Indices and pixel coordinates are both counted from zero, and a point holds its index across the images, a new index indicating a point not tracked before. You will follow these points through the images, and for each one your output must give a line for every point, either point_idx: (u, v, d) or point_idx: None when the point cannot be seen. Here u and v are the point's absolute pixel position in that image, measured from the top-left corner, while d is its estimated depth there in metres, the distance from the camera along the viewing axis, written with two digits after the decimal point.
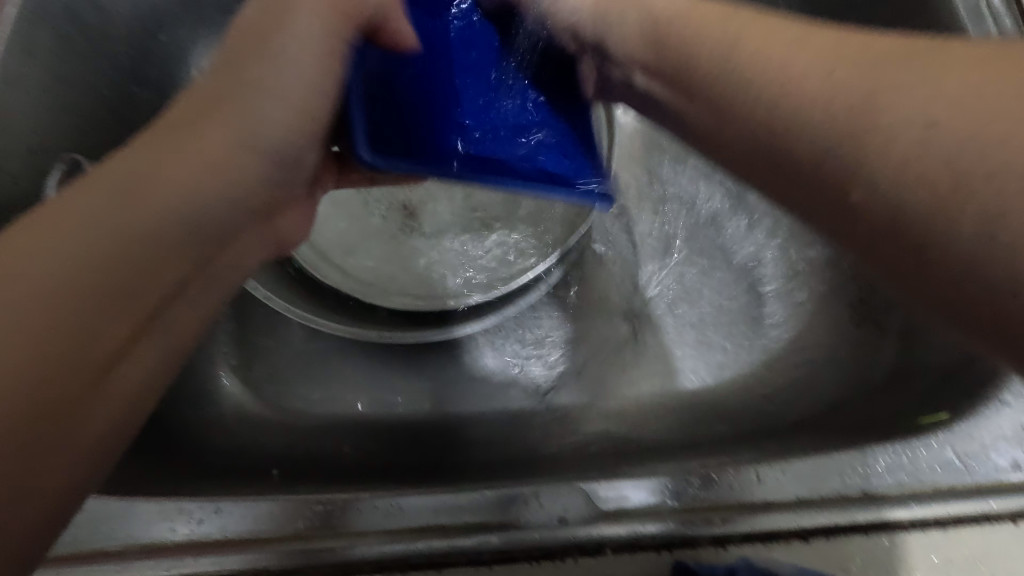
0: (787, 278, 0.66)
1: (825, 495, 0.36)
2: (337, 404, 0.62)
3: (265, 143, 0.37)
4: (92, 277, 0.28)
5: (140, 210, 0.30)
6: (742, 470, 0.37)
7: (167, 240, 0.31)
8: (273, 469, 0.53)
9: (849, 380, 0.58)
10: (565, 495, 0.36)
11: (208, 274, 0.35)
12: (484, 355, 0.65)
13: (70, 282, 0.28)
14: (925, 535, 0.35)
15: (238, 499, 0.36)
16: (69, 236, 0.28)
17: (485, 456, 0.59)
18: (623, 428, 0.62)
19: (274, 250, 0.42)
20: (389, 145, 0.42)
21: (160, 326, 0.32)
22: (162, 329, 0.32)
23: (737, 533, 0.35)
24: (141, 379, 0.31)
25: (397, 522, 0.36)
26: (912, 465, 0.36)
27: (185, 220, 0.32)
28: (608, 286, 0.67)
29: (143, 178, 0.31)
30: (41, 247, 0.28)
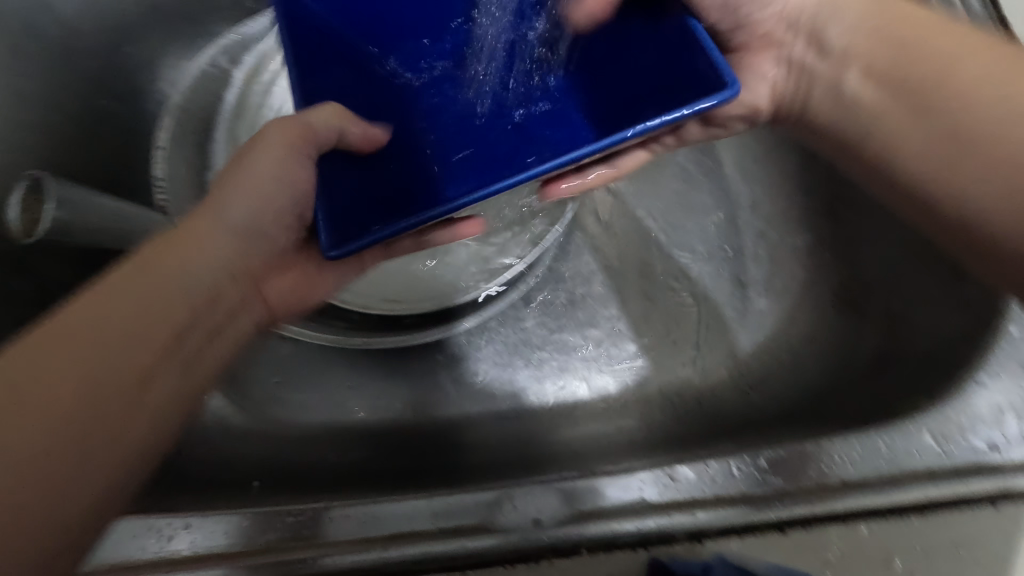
0: (769, 267, 0.65)
1: (803, 485, 0.35)
2: (321, 412, 0.62)
3: (236, 222, 0.40)
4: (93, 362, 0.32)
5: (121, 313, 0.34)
6: (719, 462, 0.36)
7: (146, 335, 0.34)
8: (255, 481, 0.53)
9: (832, 368, 0.58)
10: (539, 497, 0.35)
11: (203, 340, 0.37)
12: (468, 357, 0.64)
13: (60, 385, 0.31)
14: (903, 523, 0.34)
15: (210, 513, 0.36)
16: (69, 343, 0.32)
17: (470, 459, 0.58)
18: (610, 423, 0.62)
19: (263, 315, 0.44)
20: (352, 229, 0.41)
21: (152, 390, 0.34)
22: (150, 391, 0.34)
23: (714, 527, 0.34)
24: (144, 432, 0.34)
25: (370, 529, 0.35)
26: (890, 451, 0.36)
27: (164, 312, 0.35)
28: (590, 282, 0.67)
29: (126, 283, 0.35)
30: (39, 349, 0.32)
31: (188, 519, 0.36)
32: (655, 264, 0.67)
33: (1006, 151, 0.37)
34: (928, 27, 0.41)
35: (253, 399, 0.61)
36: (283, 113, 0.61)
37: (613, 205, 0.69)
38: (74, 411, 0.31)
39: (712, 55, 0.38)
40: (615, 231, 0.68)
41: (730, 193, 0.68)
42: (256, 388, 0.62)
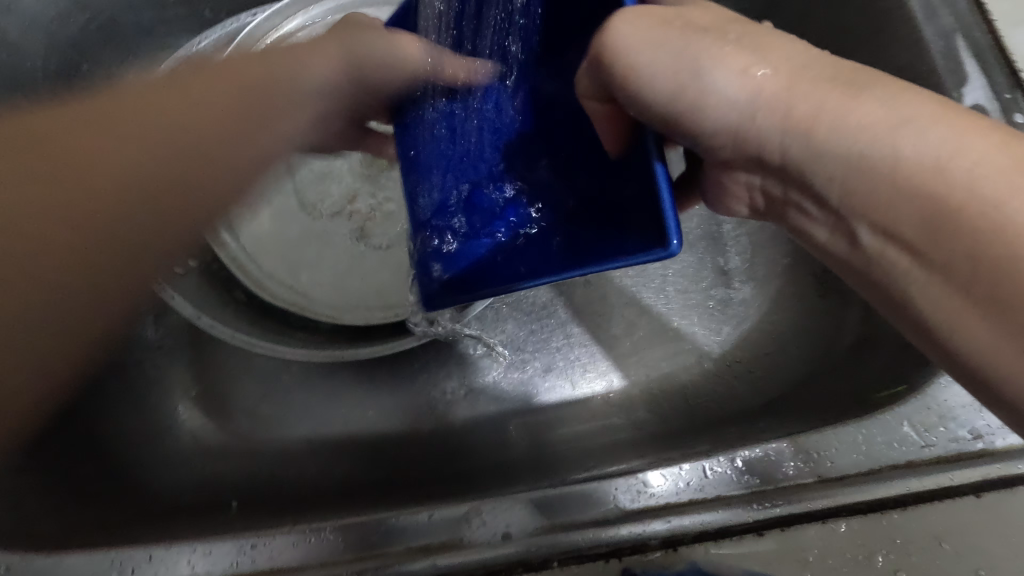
0: (750, 255, 0.64)
1: (780, 485, 0.35)
2: (300, 428, 0.60)
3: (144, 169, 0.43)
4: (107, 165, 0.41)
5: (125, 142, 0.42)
6: (691, 466, 0.35)
7: (181, 156, 0.43)
8: (233, 501, 0.52)
9: (816, 355, 0.56)
10: (508, 510, 0.35)
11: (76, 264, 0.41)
12: (449, 363, 0.63)
13: (112, 183, 0.41)
14: (884, 518, 0.33)
15: (172, 544, 0.35)
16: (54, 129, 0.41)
17: (454, 467, 0.57)
18: (594, 424, 0.61)
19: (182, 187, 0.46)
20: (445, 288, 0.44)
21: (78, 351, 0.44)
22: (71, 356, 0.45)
23: (688, 533, 0.33)
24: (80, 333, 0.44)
25: (336, 553, 0.35)
26: (868, 445, 0.35)
27: (169, 152, 0.43)
28: (569, 279, 0.65)
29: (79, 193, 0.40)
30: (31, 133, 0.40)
31: (151, 552, 0.35)
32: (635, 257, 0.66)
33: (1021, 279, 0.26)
34: (914, 113, 0.30)
35: (232, 417, 0.60)
36: None
37: None
38: (88, 215, 0.41)
39: (661, 198, 0.34)
40: None
41: None
42: (234, 407, 0.60)
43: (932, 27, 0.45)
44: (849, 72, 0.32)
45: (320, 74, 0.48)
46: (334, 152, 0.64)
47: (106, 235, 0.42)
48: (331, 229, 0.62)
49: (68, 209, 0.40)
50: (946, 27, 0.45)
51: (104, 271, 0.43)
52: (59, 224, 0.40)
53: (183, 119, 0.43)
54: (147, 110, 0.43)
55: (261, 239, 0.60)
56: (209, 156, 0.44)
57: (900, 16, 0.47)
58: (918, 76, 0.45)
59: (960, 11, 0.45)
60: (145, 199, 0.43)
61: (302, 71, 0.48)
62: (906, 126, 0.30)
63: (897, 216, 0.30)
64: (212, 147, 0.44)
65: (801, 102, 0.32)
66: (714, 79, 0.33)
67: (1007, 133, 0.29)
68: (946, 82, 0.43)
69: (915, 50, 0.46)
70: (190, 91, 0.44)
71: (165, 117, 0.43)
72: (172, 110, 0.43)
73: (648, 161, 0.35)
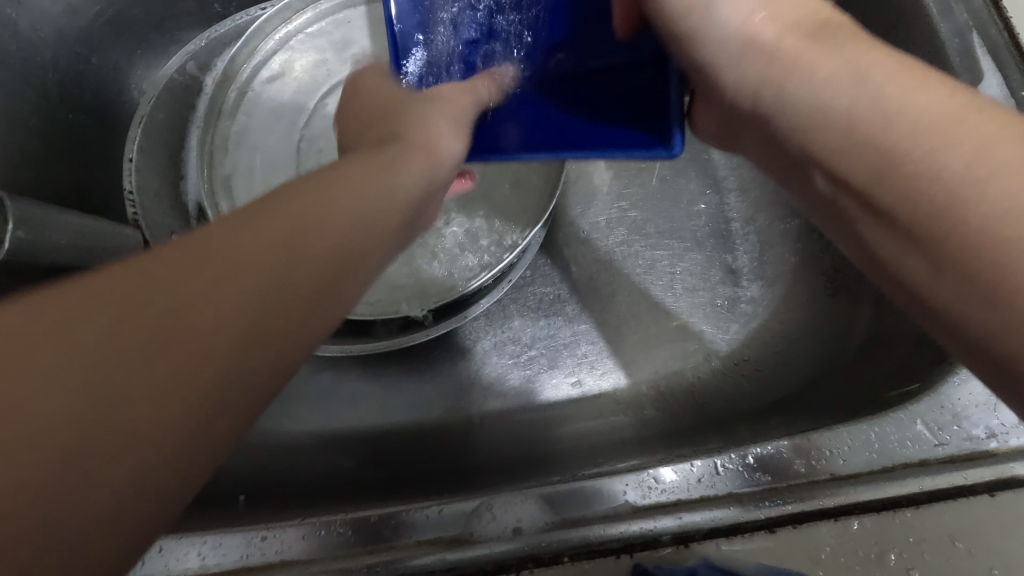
0: (760, 253, 0.64)
1: (792, 482, 0.34)
2: (307, 423, 0.60)
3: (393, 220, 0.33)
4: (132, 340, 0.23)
5: (189, 340, 0.23)
6: (704, 463, 0.35)
7: (303, 259, 0.26)
8: (239, 495, 0.52)
9: (826, 353, 0.56)
10: (518, 504, 0.35)
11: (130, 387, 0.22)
12: (456, 359, 0.63)
13: (101, 439, 0.22)
14: (897, 517, 0.33)
15: (180, 536, 0.35)
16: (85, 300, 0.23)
17: (461, 462, 0.57)
18: (601, 421, 0.60)
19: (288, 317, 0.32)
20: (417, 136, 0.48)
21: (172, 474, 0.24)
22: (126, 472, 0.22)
23: (700, 530, 0.33)
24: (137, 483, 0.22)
25: (348, 546, 0.35)
26: (881, 442, 0.35)
27: (247, 280, 0.25)
28: (577, 277, 0.65)
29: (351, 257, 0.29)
30: (183, 258, 0.24)
31: (159, 544, 0.35)
32: (643, 255, 0.66)
33: (950, 211, 0.26)
34: (920, 80, 0.30)
35: None
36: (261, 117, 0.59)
37: (600, 197, 0.67)
38: (122, 433, 0.22)
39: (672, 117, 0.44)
40: (601, 225, 0.67)
41: (715, 180, 0.67)
42: None
43: (948, 23, 0.44)
44: (869, 53, 0.32)
45: (456, 142, 0.41)
46: None
47: (109, 475, 0.22)
48: None
49: (109, 436, 0.22)
50: (961, 23, 0.44)
51: (103, 450, 0.22)
52: (29, 392, 0.21)
53: (317, 242, 0.27)
54: (241, 236, 0.26)
55: None
56: (313, 241, 0.27)
57: (915, 12, 0.46)
58: (931, 72, 0.45)
59: (976, 7, 0.45)
60: (170, 314, 0.23)
61: (431, 125, 0.40)
62: (918, 101, 0.29)
63: (879, 189, 0.30)
64: (337, 254, 0.28)
65: (784, 46, 0.35)
66: (716, 53, 0.38)
67: (983, 102, 0.28)
68: (960, 78, 0.43)
69: (930, 46, 0.45)
70: (337, 187, 0.30)
71: (273, 228, 0.26)
72: (292, 214, 0.27)
73: (671, 103, 0.44)
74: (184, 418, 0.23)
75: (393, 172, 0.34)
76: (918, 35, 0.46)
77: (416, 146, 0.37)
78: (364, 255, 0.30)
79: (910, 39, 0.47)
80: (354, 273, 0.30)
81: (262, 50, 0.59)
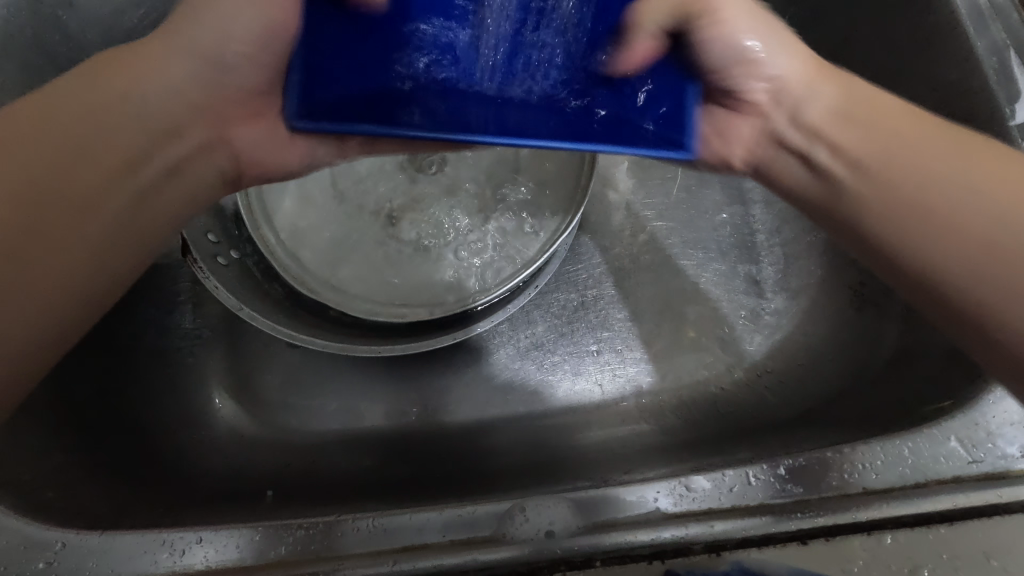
0: (785, 265, 0.64)
1: (824, 494, 0.34)
2: (332, 421, 0.61)
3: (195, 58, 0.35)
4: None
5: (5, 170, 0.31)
6: (736, 472, 0.35)
7: (84, 162, 0.33)
8: (268, 491, 0.53)
9: (851, 367, 0.56)
10: (551, 508, 0.35)
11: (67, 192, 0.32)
12: (479, 363, 0.64)
13: (27, 219, 0.31)
14: (931, 533, 0.33)
15: (220, 528, 0.36)
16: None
17: (484, 464, 0.58)
18: (623, 429, 0.61)
19: (229, 163, 0.39)
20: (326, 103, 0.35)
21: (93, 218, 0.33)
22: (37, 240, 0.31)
23: (732, 539, 0.33)
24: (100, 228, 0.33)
25: (382, 543, 0.35)
26: (915, 458, 0.35)
27: (106, 146, 0.33)
28: (601, 284, 0.66)
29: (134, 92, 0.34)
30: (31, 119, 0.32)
31: (200, 535, 0.35)
32: (668, 264, 0.66)
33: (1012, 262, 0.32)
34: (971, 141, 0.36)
35: (265, 409, 0.61)
36: None
37: (625, 205, 0.68)
38: (6, 220, 0.30)
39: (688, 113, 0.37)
40: (626, 233, 0.67)
41: (739, 191, 0.67)
42: (268, 399, 0.61)
43: (984, 42, 0.45)
44: (876, 97, 0.38)
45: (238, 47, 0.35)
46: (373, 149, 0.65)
47: (56, 268, 0.32)
48: (369, 226, 0.63)
49: (36, 208, 0.31)
50: (999, 41, 0.44)
51: (29, 263, 0.31)
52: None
53: (159, 92, 0.34)
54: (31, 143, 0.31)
55: (300, 234, 0.61)
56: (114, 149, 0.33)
57: (950, 30, 0.46)
58: (968, 90, 0.45)
59: (1014, 26, 0.45)
60: (40, 199, 0.31)
61: (215, 24, 0.35)
62: (934, 136, 0.36)
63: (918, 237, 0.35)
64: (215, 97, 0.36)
65: (791, 69, 0.38)
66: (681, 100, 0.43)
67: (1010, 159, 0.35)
68: (997, 97, 0.43)
69: (965, 64, 0.45)
70: (104, 103, 0.33)
71: (52, 143, 0.32)
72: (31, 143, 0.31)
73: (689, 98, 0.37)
74: (61, 234, 0.32)
75: (197, 24, 0.35)
76: (953, 53, 0.46)
77: (175, 9, 0.35)
78: (180, 84, 0.35)
79: (945, 56, 0.47)
80: (192, 140, 0.36)
81: None
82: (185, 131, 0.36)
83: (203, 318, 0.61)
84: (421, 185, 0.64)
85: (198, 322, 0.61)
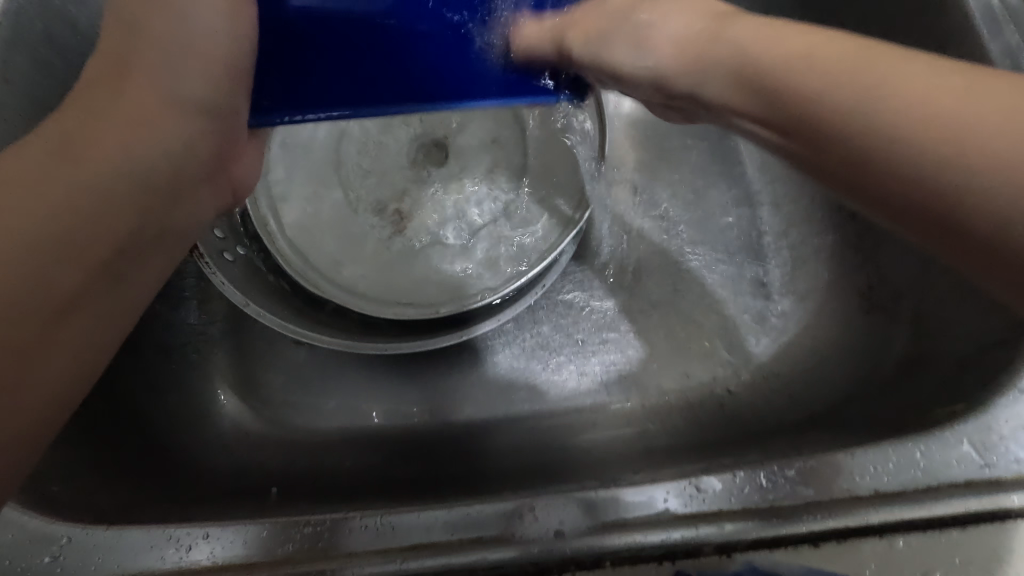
0: (791, 268, 0.64)
1: (836, 497, 0.34)
2: (337, 419, 0.61)
3: (174, 98, 0.35)
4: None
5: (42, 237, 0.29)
6: (747, 474, 0.35)
7: (72, 239, 0.30)
8: (273, 488, 0.53)
9: (859, 371, 0.56)
10: (560, 508, 0.35)
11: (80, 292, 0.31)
12: (485, 362, 0.64)
13: (52, 295, 0.29)
14: (943, 536, 0.33)
15: (228, 524, 0.36)
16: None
17: (489, 463, 0.58)
18: (630, 430, 0.60)
19: (225, 197, 0.41)
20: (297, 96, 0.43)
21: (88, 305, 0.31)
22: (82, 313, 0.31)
23: (743, 540, 0.33)
24: (95, 324, 0.32)
25: (390, 541, 0.35)
26: (927, 461, 0.34)
27: (104, 203, 0.31)
28: (607, 284, 0.65)
29: (95, 133, 0.32)
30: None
31: (208, 530, 0.35)
32: (675, 265, 0.66)
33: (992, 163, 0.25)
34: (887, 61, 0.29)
35: (270, 406, 0.61)
36: None
37: (633, 206, 0.68)
38: (47, 291, 0.29)
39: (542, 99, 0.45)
40: (632, 234, 0.67)
41: (747, 193, 0.67)
42: (273, 396, 0.61)
43: (998, 43, 0.44)
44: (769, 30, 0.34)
45: (201, 79, 0.36)
46: (380, 147, 0.65)
47: (65, 344, 0.30)
48: (375, 223, 0.63)
49: (37, 292, 0.29)
50: (1013, 43, 0.44)
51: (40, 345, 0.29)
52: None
53: (139, 127, 0.33)
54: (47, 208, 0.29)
55: (306, 231, 0.61)
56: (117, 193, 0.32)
57: (964, 33, 0.46)
58: None
59: None
60: (37, 303, 0.29)
61: (154, 75, 0.34)
62: (844, 62, 0.30)
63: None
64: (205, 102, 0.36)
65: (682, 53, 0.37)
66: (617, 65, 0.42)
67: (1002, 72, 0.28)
68: None
69: (979, 66, 0.45)
70: (86, 158, 0.31)
71: (46, 228, 0.29)
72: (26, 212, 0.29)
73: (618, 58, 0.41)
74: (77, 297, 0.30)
75: (171, 67, 0.35)
76: (966, 55, 0.46)
77: (124, 52, 0.34)
78: (174, 134, 0.35)
79: (959, 58, 0.47)
80: (186, 187, 0.36)
81: None
82: (177, 170, 0.35)
83: (209, 316, 0.61)
84: (428, 182, 0.64)
85: (204, 319, 0.61)
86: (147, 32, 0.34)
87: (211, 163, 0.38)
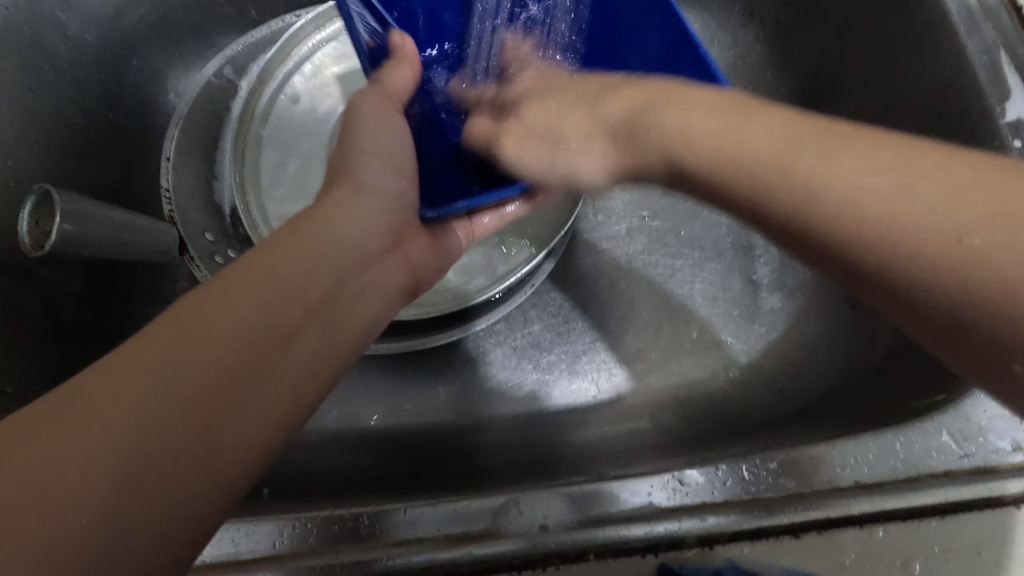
0: (780, 265, 0.64)
1: (817, 489, 0.35)
2: (330, 420, 0.61)
3: (369, 184, 0.41)
4: (217, 360, 0.28)
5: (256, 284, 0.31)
6: (728, 467, 0.36)
7: (286, 295, 0.32)
8: (264, 488, 0.53)
9: (846, 365, 0.56)
10: (545, 501, 0.35)
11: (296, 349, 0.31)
12: (476, 362, 0.64)
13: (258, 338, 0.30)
14: (922, 525, 0.34)
15: (217, 522, 0.36)
16: (152, 360, 0.27)
17: (480, 462, 0.58)
18: (620, 426, 0.61)
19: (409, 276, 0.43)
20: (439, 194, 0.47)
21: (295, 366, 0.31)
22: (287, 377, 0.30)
23: (725, 533, 0.34)
24: (298, 386, 0.31)
25: (377, 537, 0.35)
26: (907, 452, 0.35)
27: (313, 266, 0.34)
28: (597, 283, 0.66)
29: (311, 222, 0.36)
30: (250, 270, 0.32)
31: None
32: (664, 263, 0.66)
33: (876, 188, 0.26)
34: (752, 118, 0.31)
35: None
36: (294, 120, 0.61)
37: (622, 205, 0.68)
38: (254, 330, 0.30)
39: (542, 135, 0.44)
40: (622, 233, 0.68)
41: None
42: None
43: (975, 41, 0.45)
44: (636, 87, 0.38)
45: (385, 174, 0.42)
46: None
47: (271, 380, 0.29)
48: None
49: (251, 353, 0.29)
50: (989, 41, 0.45)
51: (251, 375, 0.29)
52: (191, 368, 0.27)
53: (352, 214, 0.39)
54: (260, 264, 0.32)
55: None
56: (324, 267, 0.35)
57: (942, 31, 0.47)
58: (960, 90, 0.46)
59: (1005, 26, 0.45)
60: (256, 363, 0.29)
61: (373, 170, 0.42)
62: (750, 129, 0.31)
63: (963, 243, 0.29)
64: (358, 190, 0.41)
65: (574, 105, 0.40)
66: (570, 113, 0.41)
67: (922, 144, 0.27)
68: (986, 96, 0.44)
69: (958, 63, 0.46)
70: (305, 235, 0.35)
71: (266, 288, 0.31)
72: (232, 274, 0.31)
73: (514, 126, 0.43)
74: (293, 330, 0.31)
75: (372, 166, 0.42)
76: (945, 53, 0.47)
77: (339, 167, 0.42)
78: (363, 214, 0.39)
79: (937, 57, 0.48)
80: (371, 262, 0.38)
81: (298, 55, 0.61)
82: (368, 252, 0.38)
83: None
84: None
85: None
86: (355, 144, 0.43)
87: (390, 240, 0.41)
